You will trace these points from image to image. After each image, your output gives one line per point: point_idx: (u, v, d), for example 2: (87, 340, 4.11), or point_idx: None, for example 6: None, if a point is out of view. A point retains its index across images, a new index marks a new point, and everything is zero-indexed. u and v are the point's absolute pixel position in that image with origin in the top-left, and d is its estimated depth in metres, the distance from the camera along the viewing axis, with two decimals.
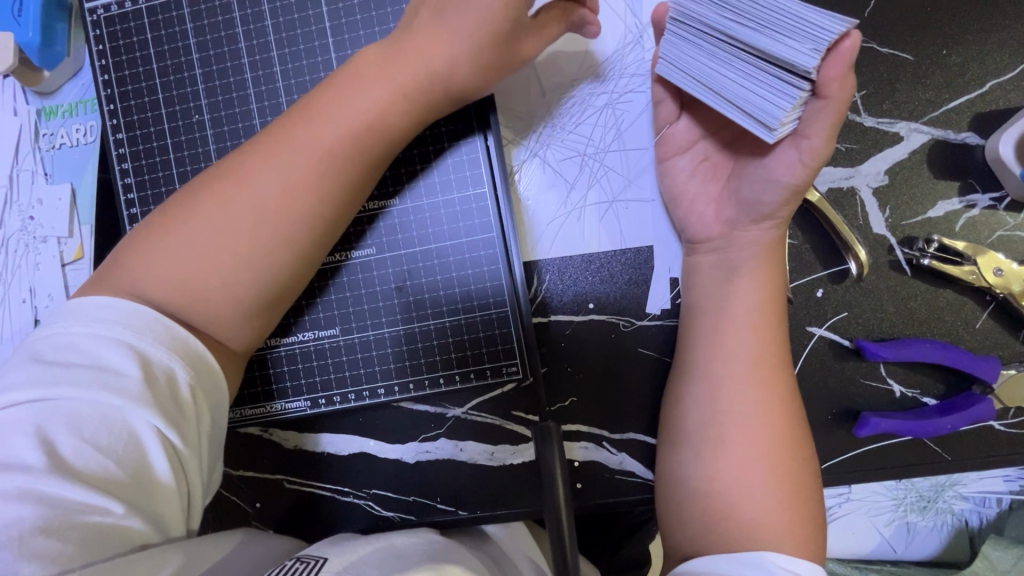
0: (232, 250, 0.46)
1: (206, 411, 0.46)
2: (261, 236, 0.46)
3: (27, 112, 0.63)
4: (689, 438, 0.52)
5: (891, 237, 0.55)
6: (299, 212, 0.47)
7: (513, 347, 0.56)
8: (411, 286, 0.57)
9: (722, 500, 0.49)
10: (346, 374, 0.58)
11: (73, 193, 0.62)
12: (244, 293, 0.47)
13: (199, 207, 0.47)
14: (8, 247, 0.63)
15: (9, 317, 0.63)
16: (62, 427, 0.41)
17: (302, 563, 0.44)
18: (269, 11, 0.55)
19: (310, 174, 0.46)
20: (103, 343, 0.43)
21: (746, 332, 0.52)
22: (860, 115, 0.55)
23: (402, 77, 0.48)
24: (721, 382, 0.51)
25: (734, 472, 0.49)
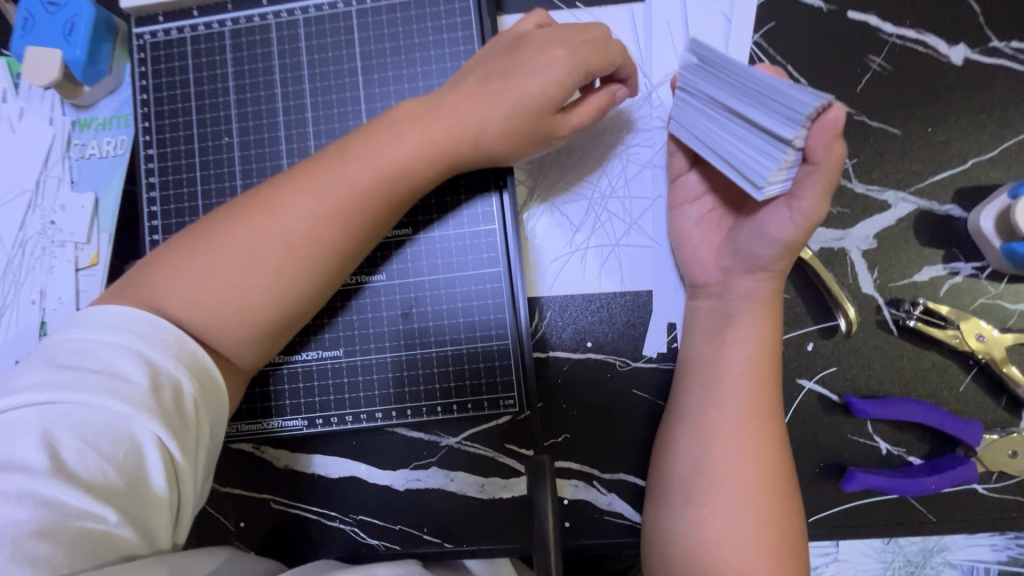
0: (252, 270, 0.48)
1: (207, 425, 0.47)
2: (282, 256, 0.48)
3: (62, 122, 0.66)
4: (684, 479, 0.52)
5: (878, 297, 0.57)
6: (321, 237, 0.49)
7: (512, 381, 0.57)
8: (417, 313, 0.58)
9: (715, 550, 0.50)
10: (345, 396, 0.58)
11: (96, 202, 0.65)
12: (261, 310, 0.49)
13: (224, 226, 0.49)
14: (26, 249, 0.65)
15: (18, 317, 0.64)
16: (66, 431, 0.41)
17: None
18: (305, 48, 0.58)
19: (334, 203, 0.49)
20: (116, 351, 0.44)
21: (745, 375, 0.53)
22: (850, 181, 0.59)
23: (429, 111, 0.51)
24: (718, 423, 0.53)
25: (727, 515, 0.50)
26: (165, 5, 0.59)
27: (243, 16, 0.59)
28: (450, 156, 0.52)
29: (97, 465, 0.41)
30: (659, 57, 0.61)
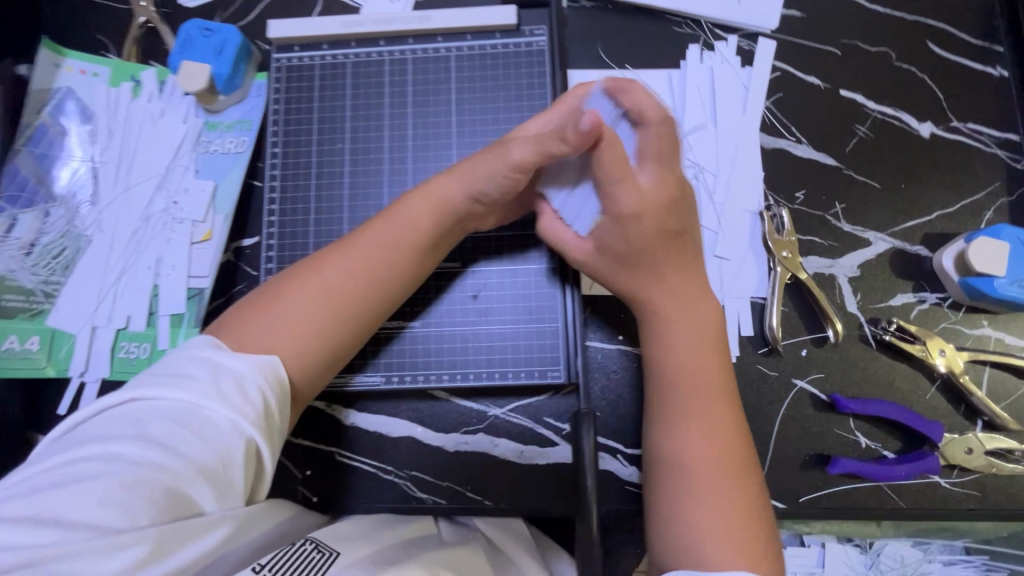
0: (315, 323, 0.53)
1: (273, 415, 0.48)
2: (342, 306, 0.54)
3: (194, 122, 0.80)
4: (658, 459, 0.56)
5: (860, 316, 0.70)
6: (372, 287, 0.56)
7: (559, 357, 0.69)
8: (484, 295, 0.71)
9: (690, 526, 0.52)
10: (418, 359, 0.70)
11: (215, 189, 0.78)
12: (310, 358, 0.52)
13: (276, 297, 0.53)
14: (149, 222, 0.77)
15: (136, 279, 0.76)
16: (146, 425, 0.43)
17: (319, 554, 0.46)
18: (411, 80, 0.73)
19: (379, 258, 0.57)
20: (193, 361, 0.47)
21: (692, 357, 0.58)
22: (839, 221, 0.72)
23: (452, 178, 0.60)
24: (679, 403, 0.57)
25: (693, 486, 0.53)
26: (302, 38, 0.74)
27: (364, 51, 0.74)
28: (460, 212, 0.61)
29: (185, 450, 0.42)
30: (691, 109, 0.75)
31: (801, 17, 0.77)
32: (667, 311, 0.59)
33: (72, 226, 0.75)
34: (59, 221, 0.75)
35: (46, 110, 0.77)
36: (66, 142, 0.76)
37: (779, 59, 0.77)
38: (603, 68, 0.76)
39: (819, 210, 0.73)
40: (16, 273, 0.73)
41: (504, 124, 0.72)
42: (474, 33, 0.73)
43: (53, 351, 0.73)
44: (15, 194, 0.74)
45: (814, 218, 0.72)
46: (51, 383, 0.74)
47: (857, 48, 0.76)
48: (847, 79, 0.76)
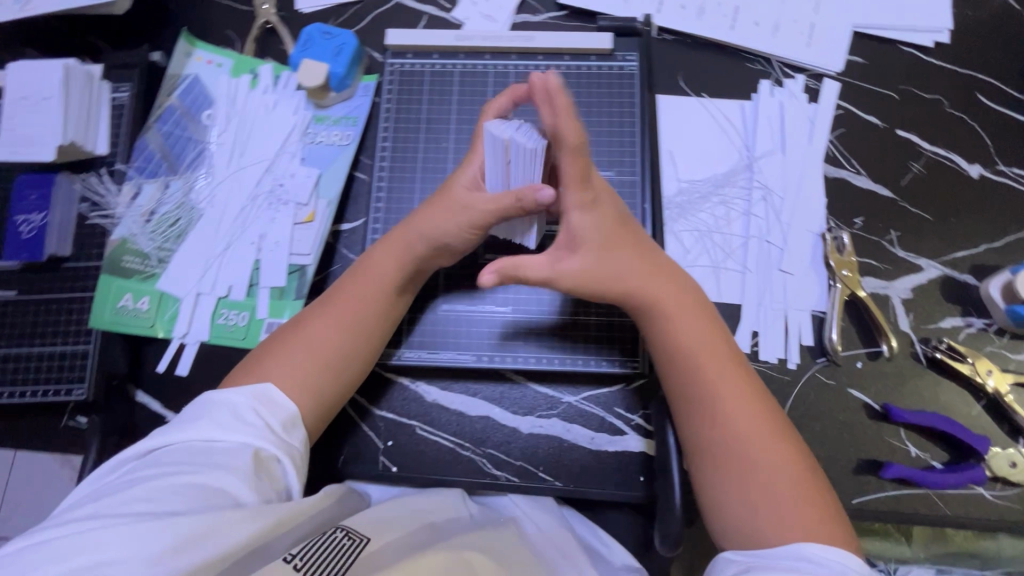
0: (311, 369, 0.63)
1: (279, 430, 0.58)
2: (330, 353, 0.65)
3: (303, 115, 0.86)
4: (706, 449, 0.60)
5: (912, 335, 0.76)
6: (353, 334, 0.66)
7: (639, 348, 0.74)
8: (572, 284, 0.76)
9: (756, 502, 0.56)
10: (508, 341, 0.76)
11: (319, 176, 0.84)
12: (309, 394, 0.63)
13: (275, 353, 0.64)
14: (254, 202, 0.83)
15: (240, 253, 0.81)
16: (173, 460, 0.53)
17: (351, 540, 0.58)
18: (513, 92, 0.81)
19: (357, 310, 0.67)
20: (200, 405, 0.57)
21: (696, 340, 0.63)
22: (895, 248, 0.79)
23: (415, 228, 0.68)
24: (704, 386, 0.61)
25: (762, 466, 0.57)
26: (416, 47, 0.82)
27: (471, 62, 0.82)
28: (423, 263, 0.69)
29: (209, 470, 0.52)
30: (761, 137, 0.82)
31: (862, 62, 0.85)
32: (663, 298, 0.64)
33: (188, 198, 0.81)
34: (177, 193, 0.81)
35: (176, 93, 0.84)
36: (190, 123, 0.83)
37: (842, 99, 0.84)
38: (682, 95, 0.85)
39: (877, 236, 0.79)
40: (135, 237, 0.78)
41: (595, 136, 0.79)
42: (571, 54, 0.82)
43: (160, 311, 0.78)
44: (142, 165, 0.81)
45: (871, 243, 0.79)
46: (155, 343, 0.79)
47: (912, 93, 0.84)
48: (904, 121, 0.83)
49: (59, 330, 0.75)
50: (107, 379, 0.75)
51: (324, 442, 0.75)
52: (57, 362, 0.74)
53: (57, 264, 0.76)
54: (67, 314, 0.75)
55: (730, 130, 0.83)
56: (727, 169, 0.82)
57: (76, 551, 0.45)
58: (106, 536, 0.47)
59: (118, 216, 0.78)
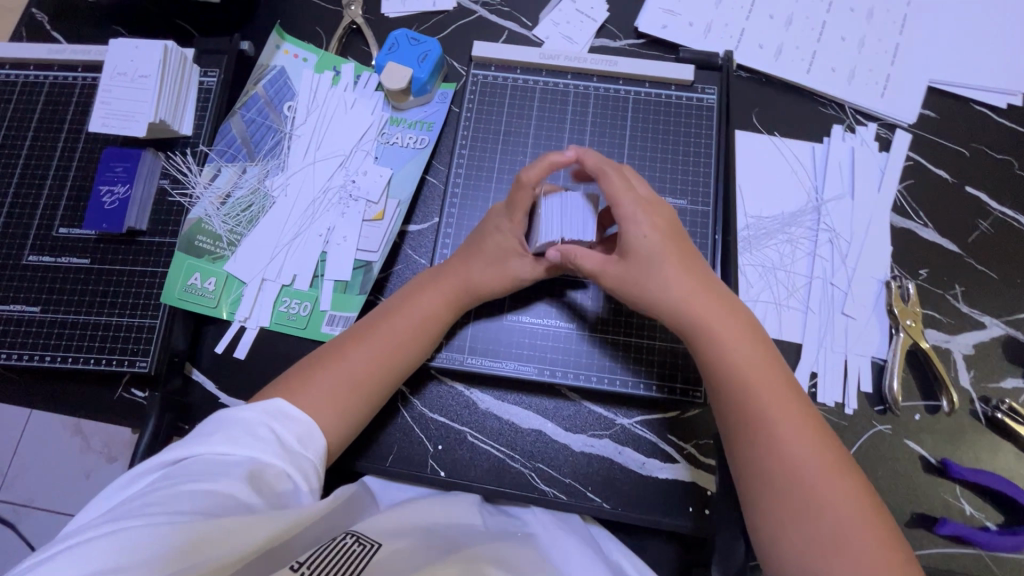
0: (346, 392, 0.64)
1: (289, 444, 0.57)
2: (365, 378, 0.65)
3: (380, 115, 0.88)
4: (756, 476, 0.56)
5: (972, 392, 0.75)
6: (389, 360, 0.67)
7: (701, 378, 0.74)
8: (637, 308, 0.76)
9: (819, 541, 0.52)
10: (570, 357, 0.76)
11: (391, 176, 0.85)
12: (338, 422, 0.63)
13: (309, 375, 0.64)
14: (325, 195, 0.84)
15: (307, 244, 0.82)
16: (183, 477, 0.52)
17: (362, 546, 0.52)
18: (591, 114, 0.83)
19: (394, 338, 0.68)
20: (210, 424, 0.57)
21: (749, 356, 0.60)
22: (958, 302, 0.79)
23: (459, 265, 0.72)
24: (754, 406, 0.58)
25: (818, 500, 0.53)
26: (500, 61, 0.85)
27: (553, 81, 0.85)
28: (461, 297, 0.72)
29: (219, 481, 0.51)
30: (831, 180, 0.83)
31: (936, 117, 0.86)
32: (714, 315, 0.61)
33: (262, 185, 0.83)
34: (253, 179, 0.83)
35: (262, 83, 0.86)
36: (272, 113, 0.85)
37: (913, 150, 0.85)
38: (754, 132, 0.86)
39: (940, 289, 0.79)
40: (209, 217, 0.80)
41: (669, 164, 0.81)
42: (651, 82, 0.84)
43: (225, 293, 0.79)
44: (223, 149, 0.82)
45: (935, 295, 0.79)
46: (217, 325, 0.79)
47: (984, 152, 0.84)
48: (974, 178, 0.84)
49: (128, 302, 0.76)
50: (170, 356, 0.75)
51: (374, 440, 0.75)
52: (122, 333, 0.75)
53: (133, 237, 0.77)
54: (138, 286, 0.76)
55: (799, 170, 0.84)
56: (793, 208, 0.83)
57: (77, 560, 0.44)
58: (106, 547, 0.45)
59: (195, 196, 0.79)
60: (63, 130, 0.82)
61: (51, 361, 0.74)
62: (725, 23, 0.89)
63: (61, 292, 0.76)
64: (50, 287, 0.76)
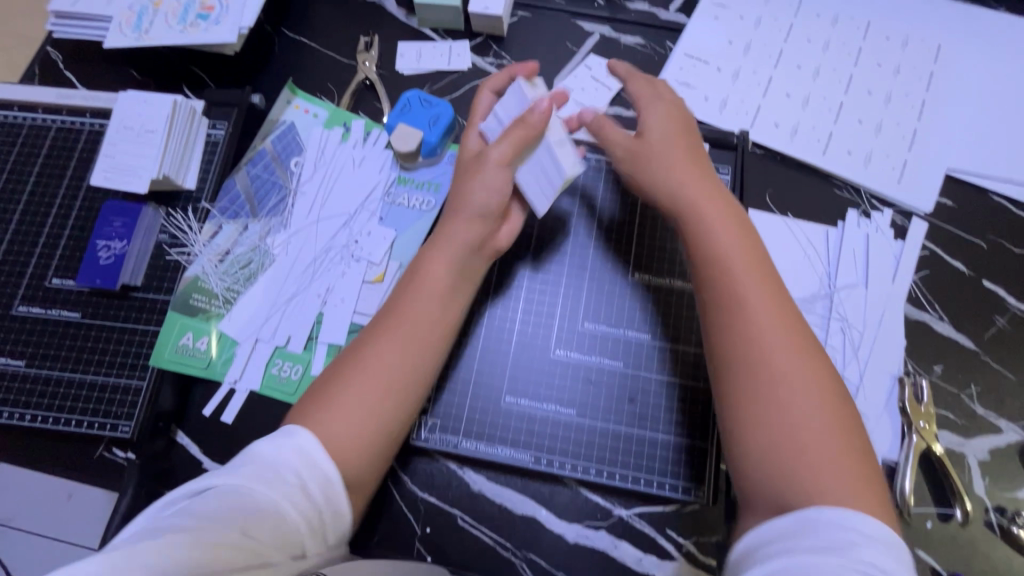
0: (371, 396, 0.60)
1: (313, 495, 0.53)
2: (387, 377, 0.61)
3: (387, 175, 0.87)
4: (757, 437, 0.54)
5: (988, 502, 0.72)
6: (408, 355, 0.63)
7: (705, 476, 0.69)
8: (641, 399, 0.72)
9: (798, 438, 0.52)
10: (569, 448, 0.71)
11: (395, 239, 0.83)
12: (361, 422, 0.59)
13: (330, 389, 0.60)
14: (327, 254, 0.82)
15: (304, 304, 0.80)
16: (199, 507, 0.48)
17: None
18: (602, 188, 0.81)
19: (408, 328, 0.64)
20: (239, 460, 0.54)
21: (738, 241, 0.62)
22: (974, 403, 0.76)
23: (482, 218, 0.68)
24: (756, 359, 0.56)
25: (817, 467, 0.51)
26: None
27: None
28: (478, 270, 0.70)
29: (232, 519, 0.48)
30: (843, 267, 0.81)
31: (953, 206, 0.84)
32: (742, 270, 0.60)
33: (263, 242, 0.81)
34: (253, 236, 0.81)
35: (270, 139, 0.85)
36: (278, 169, 0.84)
37: (930, 240, 0.83)
38: (767, 212, 0.85)
39: (956, 387, 0.77)
40: (207, 276, 0.78)
41: None
42: None
43: (216, 354, 0.77)
44: (225, 206, 0.81)
45: (949, 394, 0.76)
46: (207, 386, 0.77)
47: (1002, 245, 0.82)
48: (992, 272, 0.81)
49: (115, 361, 0.73)
50: (155, 420, 0.72)
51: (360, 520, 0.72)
52: (105, 394, 0.72)
53: (126, 293, 0.76)
54: (127, 345, 0.74)
55: (811, 254, 0.83)
56: (804, 293, 0.81)
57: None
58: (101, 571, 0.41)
59: (194, 253, 0.78)
60: (66, 177, 0.81)
61: (31, 419, 0.72)
62: (741, 99, 0.88)
63: (48, 348, 0.74)
64: (37, 341, 0.74)
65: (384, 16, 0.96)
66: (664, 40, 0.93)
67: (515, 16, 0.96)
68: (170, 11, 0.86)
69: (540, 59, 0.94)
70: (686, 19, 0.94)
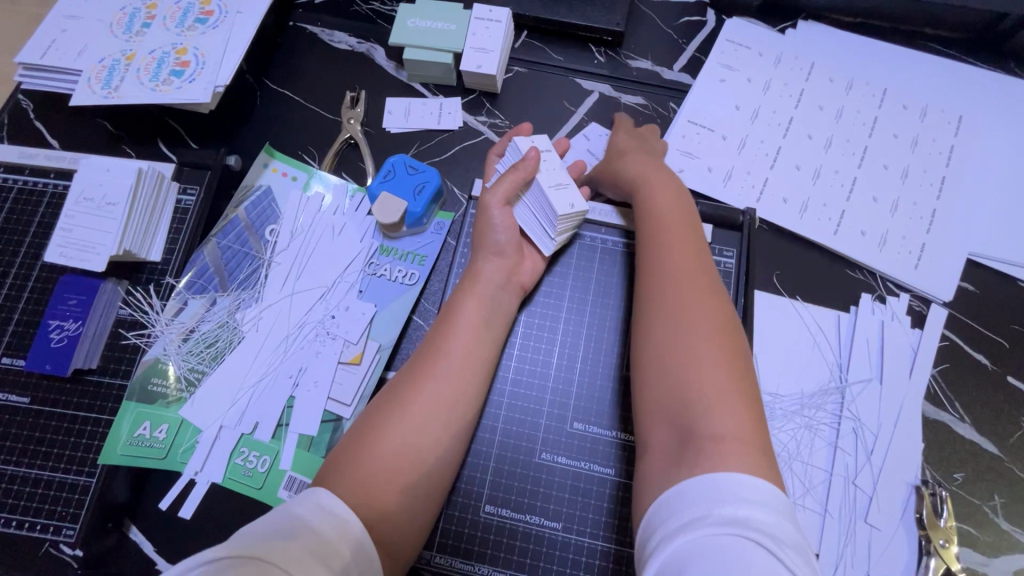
0: (407, 447, 0.57)
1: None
2: (428, 428, 0.59)
3: (369, 244, 0.81)
4: (658, 401, 0.54)
5: None
6: (455, 404, 0.61)
7: None
8: (634, 513, 0.65)
9: (686, 405, 0.52)
10: (553, 566, 0.64)
11: (374, 314, 0.77)
12: (399, 483, 0.55)
13: (368, 440, 0.56)
14: (301, 331, 0.76)
15: (273, 386, 0.74)
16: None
17: None
18: (597, 270, 0.76)
19: (454, 376, 0.62)
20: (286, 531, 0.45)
21: (675, 236, 0.64)
22: (998, 516, 0.70)
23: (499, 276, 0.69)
24: (666, 339, 0.56)
25: (709, 438, 0.49)
26: None
27: None
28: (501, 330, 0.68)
29: None
30: (857, 359, 0.75)
31: (975, 292, 0.78)
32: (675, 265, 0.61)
33: (232, 318, 0.76)
34: (222, 312, 0.76)
35: (244, 205, 0.80)
36: (251, 238, 0.79)
37: (950, 329, 0.77)
38: (774, 294, 0.79)
39: (979, 498, 0.70)
40: (168, 357, 0.73)
41: None
42: None
43: (176, 442, 0.71)
44: (193, 280, 0.76)
45: (971, 505, 0.70)
46: (164, 478, 0.71)
47: None
48: (1017, 366, 0.75)
49: (67, 454, 0.68)
50: (103, 520, 0.66)
51: None
52: (53, 491, 0.67)
53: (78, 377, 0.71)
54: (80, 437, 0.69)
55: (821, 343, 0.77)
56: (814, 386, 0.75)
57: None
58: None
59: (155, 334, 0.73)
60: (24, 244, 0.76)
61: None
62: (748, 169, 0.83)
63: None
64: None
65: (373, 69, 0.91)
66: (667, 101, 0.88)
67: (511, 71, 0.91)
68: (142, 66, 0.81)
69: (535, 118, 0.88)
70: (691, 80, 0.89)
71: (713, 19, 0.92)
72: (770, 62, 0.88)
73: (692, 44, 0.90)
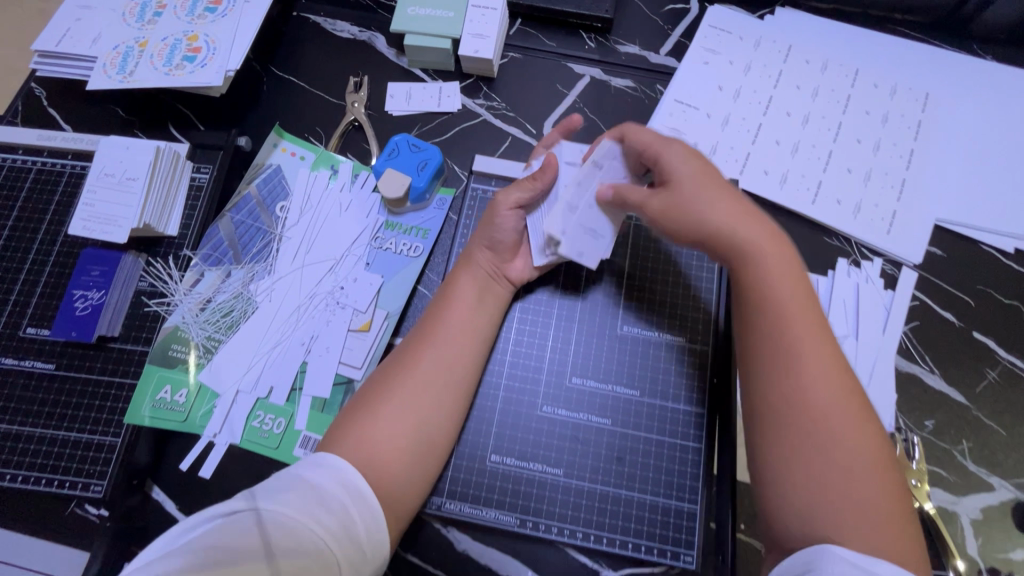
0: (406, 419, 0.60)
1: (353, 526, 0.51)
2: (427, 400, 0.62)
3: (374, 220, 0.85)
4: (787, 458, 0.52)
5: (980, 562, 0.71)
6: (450, 376, 0.64)
7: (694, 540, 0.67)
8: (629, 459, 0.70)
9: (822, 467, 0.51)
10: (556, 509, 0.68)
11: (381, 284, 0.81)
12: (395, 446, 0.59)
13: (370, 409, 0.60)
14: (312, 301, 0.80)
15: (286, 353, 0.78)
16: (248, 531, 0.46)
17: None
18: None
19: (453, 354, 0.65)
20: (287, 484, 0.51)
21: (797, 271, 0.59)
22: (965, 459, 0.75)
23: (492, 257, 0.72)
24: (804, 403, 0.53)
25: (845, 512, 0.49)
26: (499, 176, 0.85)
27: None
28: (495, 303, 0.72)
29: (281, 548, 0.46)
30: (834, 317, 0.80)
31: (942, 255, 0.84)
32: (804, 312, 0.56)
33: (246, 289, 0.80)
34: (236, 283, 0.80)
35: (255, 183, 0.84)
36: (263, 214, 0.83)
37: (920, 290, 0.82)
38: None
39: (948, 442, 0.76)
40: (187, 325, 0.77)
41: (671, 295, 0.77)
42: None
43: (195, 406, 0.75)
44: (208, 253, 0.80)
45: (941, 449, 0.76)
46: (185, 439, 0.75)
47: (992, 296, 0.82)
48: (982, 323, 0.81)
49: (92, 416, 0.72)
50: (130, 477, 0.70)
51: None
52: (80, 451, 0.70)
53: (103, 344, 0.75)
54: (104, 400, 0.73)
55: None
56: None
57: None
58: None
59: (174, 303, 0.77)
60: (45, 221, 0.80)
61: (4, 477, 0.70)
62: (731, 145, 0.88)
63: (21, 401, 0.73)
64: (10, 395, 0.73)
65: (375, 56, 0.95)
66: (655, 83, 0.93)
67: (507, 56, 0.96)
68: (155, 52, 0.85)
69: (531, 101, 0.93)
70: (677, 63, 0.94)
71: (696, 6, 0.97)
72: (750, 46, 0.93)
73: (677, 30, 0.96)
